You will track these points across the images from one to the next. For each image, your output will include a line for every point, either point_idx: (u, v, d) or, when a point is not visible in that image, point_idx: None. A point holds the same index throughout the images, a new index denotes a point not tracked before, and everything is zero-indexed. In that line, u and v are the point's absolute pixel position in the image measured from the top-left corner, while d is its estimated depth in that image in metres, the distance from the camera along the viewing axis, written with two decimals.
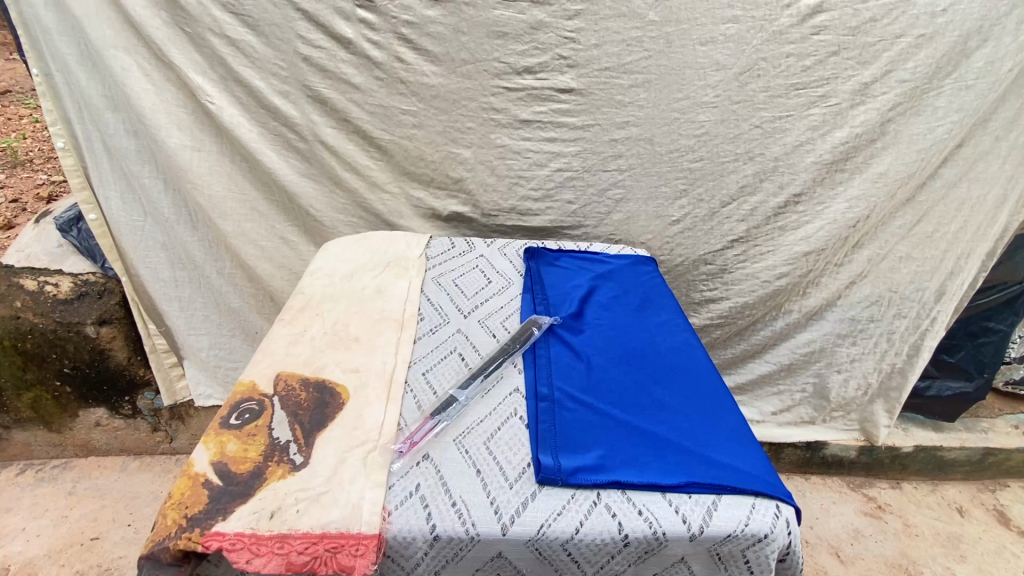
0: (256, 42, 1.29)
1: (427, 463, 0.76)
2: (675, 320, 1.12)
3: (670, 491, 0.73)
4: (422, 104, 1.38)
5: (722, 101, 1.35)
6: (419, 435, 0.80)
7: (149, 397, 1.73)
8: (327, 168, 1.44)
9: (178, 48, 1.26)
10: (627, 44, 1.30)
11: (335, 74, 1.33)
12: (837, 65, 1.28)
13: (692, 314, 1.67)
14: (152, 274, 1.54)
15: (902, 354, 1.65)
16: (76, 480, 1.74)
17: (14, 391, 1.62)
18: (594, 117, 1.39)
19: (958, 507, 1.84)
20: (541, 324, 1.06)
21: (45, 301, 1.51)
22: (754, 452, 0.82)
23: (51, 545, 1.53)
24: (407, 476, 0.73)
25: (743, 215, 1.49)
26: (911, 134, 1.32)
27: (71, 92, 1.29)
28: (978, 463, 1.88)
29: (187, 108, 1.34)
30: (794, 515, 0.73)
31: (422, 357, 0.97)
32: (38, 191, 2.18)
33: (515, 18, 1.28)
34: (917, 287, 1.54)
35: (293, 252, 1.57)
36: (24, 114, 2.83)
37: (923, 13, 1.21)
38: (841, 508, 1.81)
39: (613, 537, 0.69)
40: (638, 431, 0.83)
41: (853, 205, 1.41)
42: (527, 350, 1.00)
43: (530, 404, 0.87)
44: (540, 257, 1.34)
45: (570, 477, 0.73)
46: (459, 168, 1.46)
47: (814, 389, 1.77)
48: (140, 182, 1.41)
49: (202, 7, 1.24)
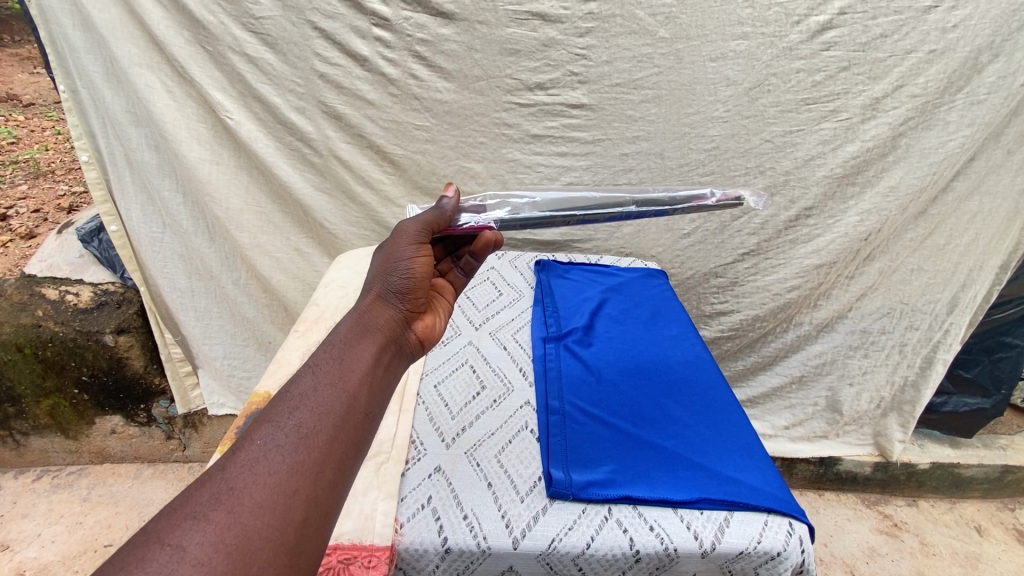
0: (274, 60, 1.32)
1: (498, 223, 0.78)
2: (685, 334, 1.11)
3: (681, 507, 0.73)
4: (434, 120, 1.40)
5: (732, 116, 1.35)
6: (476, 219, 0.78)
7: (163, 405, 1.75)
8: (340, 181, 1.48)
9: (199, 65, 1.30)
10: (637, 60, 1.31)
11: (350, 90, 1.36)
12: (847, 80, 1.29)
13: (704, 326, 1.70)
14: (169, 283, 1.57)
15: (914, 367, 1.63)
16: (90, 487, 1.76)
17: (33, 399, 1.65)
18: (605, 132, 1.40)
19: (976, 526, 1.80)
20: (698, 201, 0.83)
21: (66, 310, 1.54)
22: (767, 467, 0.80)
23: (65, 552, 1.55)
24: (479, 207, 0.82)
25: (754, 229, 1.49)
26: (923, 147, 1.31)
27: (96, 108, 1.33)
28: (997, 481, 1.84)
29: (207, 122, 1.38)
30: (807, 534, 0.73)
31: (434, 369, 1.00)
32: (59, 202, 2.23)
33: (527, 36, 1.30)
34: (928, 299, 1.52)
35: (307, 263, 1.61)
36: (47, 126, 2.92)
37: (934, 29, 1.21)
38: (856, 525, 1.78)
39: (624, 553, 0.69)
40: (649, 444, 0.82)
41: (865, 218, 1.41)
42: (670, 197, 0.84)
43: (541, 417, 0.88)
44: (550, 269, 1.35)
45: (580, 491, 0.74)
46: (471, 182, 1.49)
47: (826, 401, 1.75)
48: (161, 195, 1.44)
49: (224, 26, 1.27)
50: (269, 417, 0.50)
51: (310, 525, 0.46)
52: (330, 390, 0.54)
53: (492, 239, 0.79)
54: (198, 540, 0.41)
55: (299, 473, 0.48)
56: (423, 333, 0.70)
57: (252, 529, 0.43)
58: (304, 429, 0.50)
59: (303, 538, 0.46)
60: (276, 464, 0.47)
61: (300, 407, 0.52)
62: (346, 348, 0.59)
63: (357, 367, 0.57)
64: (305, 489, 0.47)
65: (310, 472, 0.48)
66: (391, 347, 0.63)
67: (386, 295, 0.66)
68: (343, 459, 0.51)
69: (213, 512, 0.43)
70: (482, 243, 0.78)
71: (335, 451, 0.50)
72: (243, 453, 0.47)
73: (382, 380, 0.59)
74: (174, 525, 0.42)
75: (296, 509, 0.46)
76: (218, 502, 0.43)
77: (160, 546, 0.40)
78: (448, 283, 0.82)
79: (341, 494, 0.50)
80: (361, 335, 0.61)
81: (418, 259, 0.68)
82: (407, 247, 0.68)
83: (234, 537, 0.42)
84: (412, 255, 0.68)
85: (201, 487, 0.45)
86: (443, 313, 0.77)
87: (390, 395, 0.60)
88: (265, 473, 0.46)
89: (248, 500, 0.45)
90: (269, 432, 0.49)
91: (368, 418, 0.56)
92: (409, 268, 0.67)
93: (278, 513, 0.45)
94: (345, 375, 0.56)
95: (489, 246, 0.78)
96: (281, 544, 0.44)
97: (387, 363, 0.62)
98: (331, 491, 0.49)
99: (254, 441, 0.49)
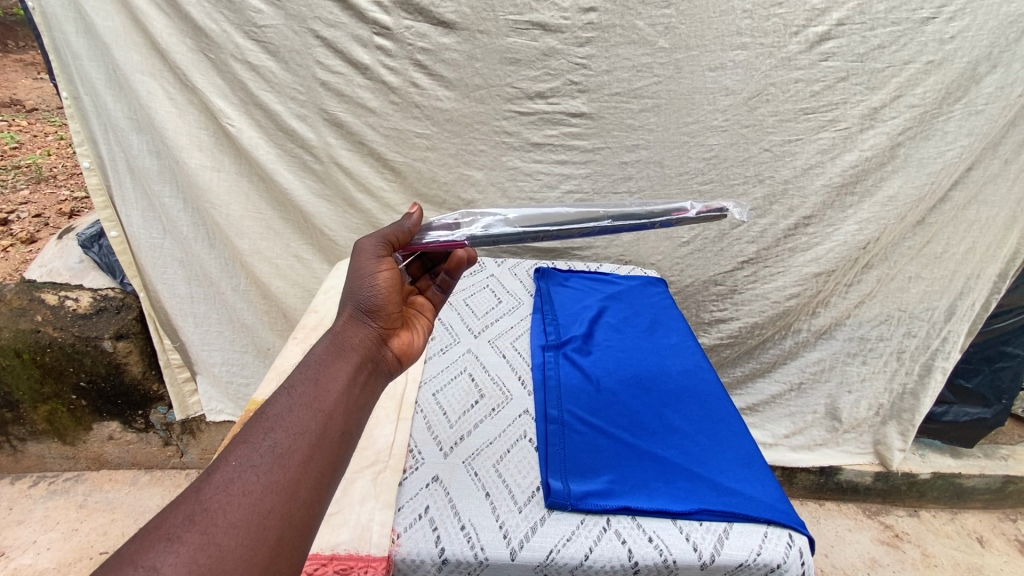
0: (276, 68, 1.33)
1: (469, 240, 0.77)
2: (685, 342, 1.11)
3: (681, 518, 0.73)
4: (435, 128, 1.41)
5: (731, 125, 1.36)
6: (450, 235, 0.77)
7: (161, 411, 1.75)
8: (340, 188, 1.48)
9: (201, 73, 1.31)
10: (637, 70, 1.32)
11: (352, 99, 1.37)
12: (846, 90, 1.29)
13: (703, 334, 1.70)
14: (169, 290, 1.57)
15: (912, 374, 1.63)
16: (87, 493, 1.75)
17: (30, 404, 1.64)
18: (605, 141, 1.41)
19: (978, 537, 1.79)
20: (678, 213, 0.82)
21: (65, 315, 1.54)
22: (766, 478, 0.80)
23: (61, 559, 1.54)
24: (451, 225, 0.81)
25: (753, 237, 1.50)
26: (921, 157, 1.32)
27: (98, 114, 1.34)
28: (999, 491, 1.82)
29: (208, 129, 1.38)
30: (807, 546, 0.72)
31: (432, 378, 0.99)
32: (60, 206, 2.23)
33: (527, 45, 1.30)
34: (927, 306, 1.52)
35: (307, 270, 1.61)
36: (49, 132, 2.93)
37: (931, 40, 1.21)
38: (856, 536, 1.77)
39: (623, 564, 0.69)
40: (648, 455, 0.82)
41: (864, 226, 1.41)
42: (647, 214, 0.83)
43: (540, 426, 0.88)
44: (550, 277, 1.35)
45: (579, 501, 0.74)
46: (471, 190, 1.49)
47: (826, 410, 1.75)
48: (161, 201, 1.45)
49: (226, 35, 1.28)
50: (244, 438, 0.51)
51: (285, 544, 0.47)
52: (305, 410, 0.54)
53: (465, 257, 0.84)
54: (171, 561, 0.41)
55: (274, 492, 0.48)
56: (401, 350, 0.71)
57: (226, 550, 0.43)
58: (280, 449, 0.51)
59: (277, 557, 0.46)
60: (251, 485, 0.48)
61: (275, 428, 0.52)
62: (321, 368, 0.59)
63: (333, 388, 0.58)
64: (280, 508, 0.48)
65: (285, 492, 0.49)
66: (367, 365, 0.63)
67: (360, 315, 0.67)
68: (320, 478, 0.52)
69: (187, 532, 0.43)
70: (455, 261, 0.83)
71: (310, 469, 0.51)
72: (219, 474, 0.48)
73: (360, 398, 0.60)
74: (148, 547, 0.42)
75: (271, 527, 0.46)
76: (192, 523, 0.44)
77: (134, 567, 0.40)
78: (426, 299, 0.82)
79: (317, 513, 0.51)
80: (336, 355, 0.61)
81: (388, 276, 0.68)
82: (375, 266, 0.68)
83: (208, 557, 0.43)
84: (381, 273, 0.68)
85: (177, 508, 0.45)
86: (422, 328, 0.77)
87: (369, 413, 0.60)
88: (240, 494, 0.47)
89: (223, 520, 0.45)
90: (245, 453, 0.50)
91: (346, 437, 0.56)
92: (380, 286, 0.67)
93: (252, 532, 0.45)
94: (321, 396, 0.56)
95: (462, 263, 0.83)
96: (254, 563, 0.44)
97: (364, 381, 0.62)
98: (307, 509, 0.49)
99: (229, 461, 0.49)
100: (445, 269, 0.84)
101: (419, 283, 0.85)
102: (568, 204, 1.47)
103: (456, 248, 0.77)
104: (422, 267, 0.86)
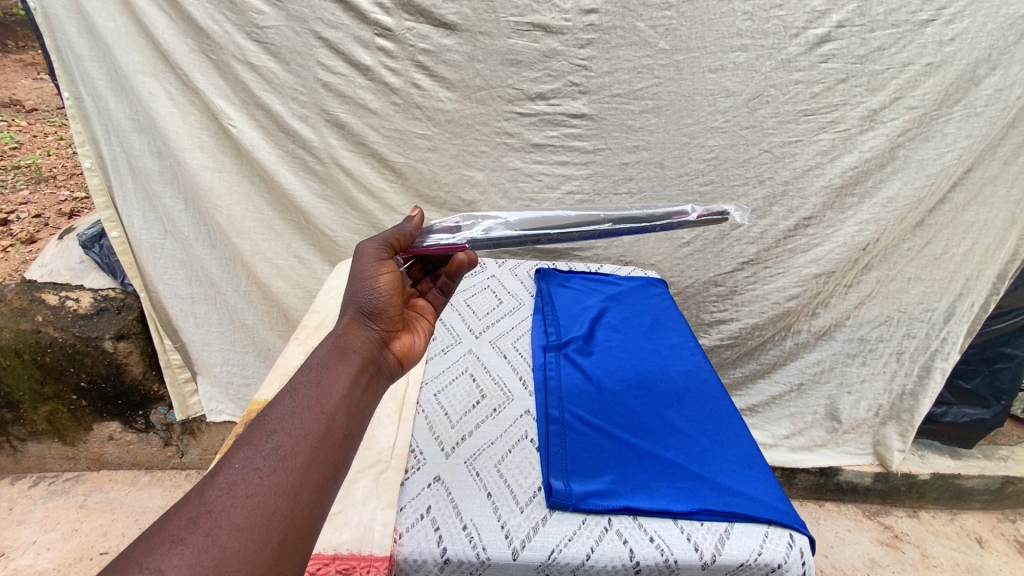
0: (277, 69, 1.33)
1: (470, 243, 0.77)
2: (686, 343, 1.11)
3: (682, 518, 0.73)
4: (436, 129, 1.41)
5: (732, 126, 1.36)
6: (450, 238, 0.78)
7: (161, 412, 1.75)
8: (342, 189, 1.48)
9: (203, 74, 1.31)
10: (638, 71, 1.33)
11: (353, 100, 1.37)
12: (846, 92, 1.30)
13: (703, 335, 1.70)
14: (169, 290, 1.57)
15: (912, 375, 1.63)
16: (87, 493, 1.75)
17: (31, 405, 1.65)
18: (605, 142, 1.41)
19: (977, 538, 1.80)
20: (679, 217, 0.83)
21: (66, 315, 1.54)
22: (767, 478, 0.80)
23: (61, 559, 1.54)
24: (452, 228, 0.82)
25: (753, 238, 1.50)
26: (920, 159, 1.32)
27: (99, 114, 1.34)
28: (998, 492, 1.83)
29: (210, 130, 1.39)
30: (808, 546, 0.72)
31: (434, 378, 1.00)
32: (60, 207, 2.23)
33: (529, 47, 1.31)
34: (926, 307, 1.52)
35: (308, 271, 1.62)
36: (49, 132, 2.93)
37: (931, 42, 1.22)
38: (856, 537, 1.78)
39: (624, 564, 0.69)
40: (649, 455, 0.82)
41: (864, 228, 1.41)
42: (647, 216, 0.83)
43: (541, 427, 0.88)
44: (550, 278, 1.35)
45: (581, 502, 0.74)
46: (472, 190, 1.50)
47: (825, 410, 1.75)
48: (162, 202, 1.45)
49: (227, 36, 1.28)
50: (247, 440, 0.51)
51: (288, 546, 0.47)
52: (308, 412, 0.54)
53: (466, 260, 0.80)
54: (175, 563, 0.41)
55: (277, 494, 0.48)
56: (402, 353, 0.71)
57: (230, 551, 0.44)
58: (282, 451, 0.51)
59: (280, 558, 0.46)
60: (254, 487, 0.48)
61: (278, 430, 0.52)
62: (323, 371, 0.59)
63: (335, 391, 0.58)
64: (283, 510, 0.48)
65: (288, 494, 0.49)
66: (369, 368, 0.64)
67: (362, 317, 0.67)
68: (322, 480, 0.52)
69: (191, 534, 0.43)
70: (456, 264, 0.79)
71: (313, 472, 0.51)
72: (222, 477, 0.48)
73: (362, 401, 0.60)
74: (152, 549, 0.42)
75: (274, 528, 0.47)
76: (197, 525, 0.44)
77: (138, 569, 0.40)
78: (427, 302, 0.82)
79: (320, 515, 0.51)
80: (338, 357, 0.61)
81: (390, 279, 0.68)
82: (376, 268, 0.68)
83: (212, 558, 0.43)
84: (383, 276, 0.68)
85: (180, 510, 0.45)
86: (423, 331, 0.77)
87: (370, 415, 0.60)
88: (243, 496, 0.47)
89: (226, 522, 0.45)
90: (249, 455, 0.50)
91: (348, 439, 0.56)
92: (381, 289, 0.67)
93: (255, 533, 0.45)
94: (323, 399, 0.56)
95: (464, 266, 0.80)
96: (257, 565, 0.44)
97: (365, 384, 0.62)
98: (310, 511, 0.50)
99: (232, 464, 0.49)
100: (446, 272, 0.81)
101: (420, 285, 0.85)
102: (568, 205, 1.47)
103: (457, 251, 0.77)
104: (423, 270, 0.87)
